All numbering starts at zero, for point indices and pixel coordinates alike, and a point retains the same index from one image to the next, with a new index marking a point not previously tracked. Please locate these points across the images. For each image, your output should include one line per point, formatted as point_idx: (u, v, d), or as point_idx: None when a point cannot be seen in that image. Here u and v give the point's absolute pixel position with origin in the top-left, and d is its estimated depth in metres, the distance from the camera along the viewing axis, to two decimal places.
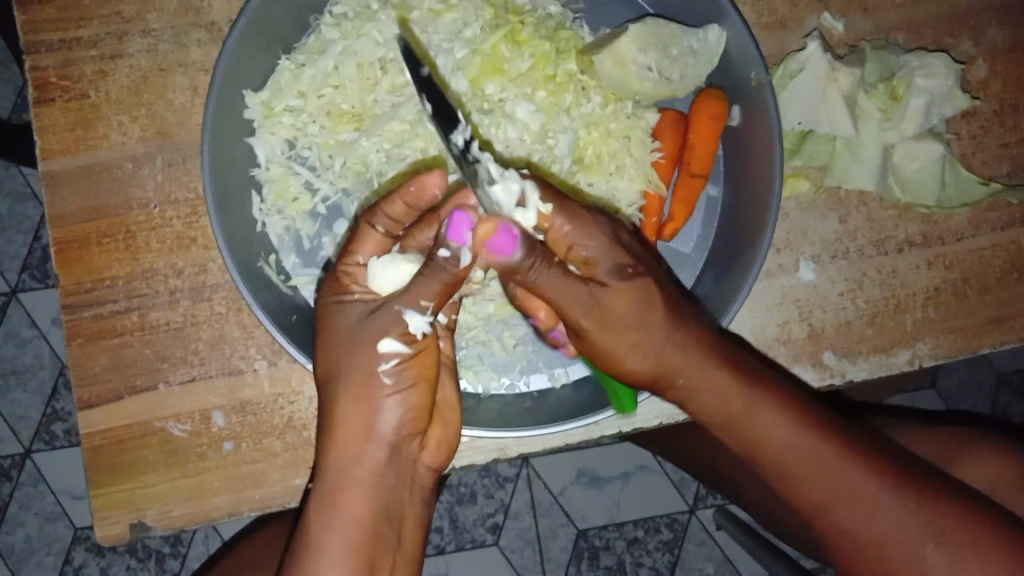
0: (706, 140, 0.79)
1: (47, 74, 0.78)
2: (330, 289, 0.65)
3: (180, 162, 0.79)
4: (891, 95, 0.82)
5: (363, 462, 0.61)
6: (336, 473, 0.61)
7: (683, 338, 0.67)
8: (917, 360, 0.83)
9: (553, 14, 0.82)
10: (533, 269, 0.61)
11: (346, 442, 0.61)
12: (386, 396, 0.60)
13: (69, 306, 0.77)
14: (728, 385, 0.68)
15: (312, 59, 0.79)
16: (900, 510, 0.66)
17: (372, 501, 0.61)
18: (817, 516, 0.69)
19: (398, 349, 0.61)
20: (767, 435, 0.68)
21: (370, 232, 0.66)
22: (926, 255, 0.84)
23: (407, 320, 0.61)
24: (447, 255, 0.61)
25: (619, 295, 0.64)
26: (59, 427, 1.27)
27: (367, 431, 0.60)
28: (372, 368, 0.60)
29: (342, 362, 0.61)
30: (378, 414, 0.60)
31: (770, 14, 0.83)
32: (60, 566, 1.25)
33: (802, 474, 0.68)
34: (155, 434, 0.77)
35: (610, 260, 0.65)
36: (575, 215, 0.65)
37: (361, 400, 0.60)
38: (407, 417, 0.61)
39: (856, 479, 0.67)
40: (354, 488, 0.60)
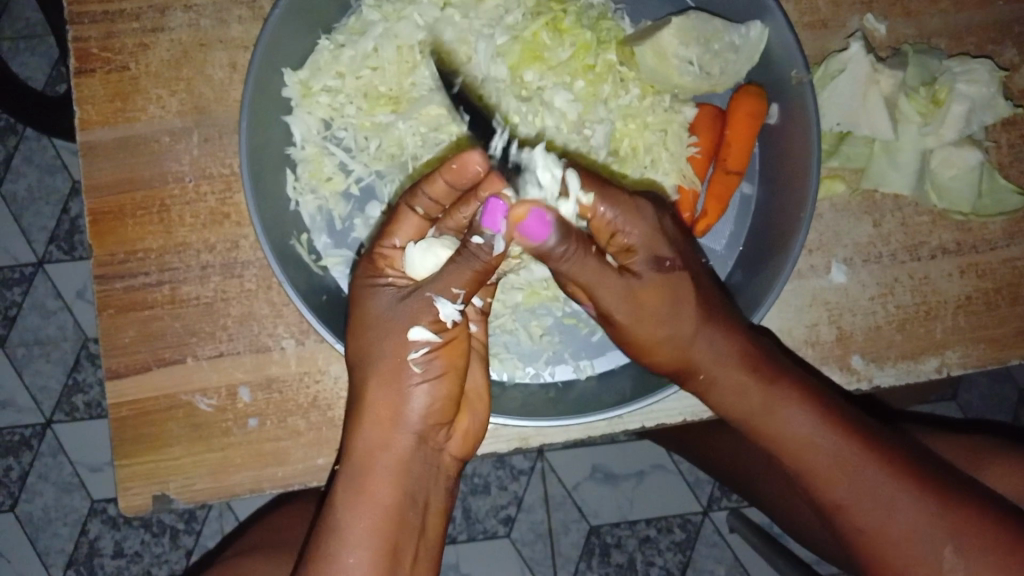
0: (744, 137, 0.79)
1: (89, 46, 0.78)
2: (365, 270, 0.65)
3: (216, 138, 0.79)
4: (932, 100, 0.81)
5: (389, 449, 0.61)
6: (361, 459, 0.61)
7: (709, 331, 0.68)
8: (945, 368, 0.83)
9: (596, 4, 0.81)
10: (564, 257, 0.62)
11: (372, 428, 0.61)
12: (414, 384, 0.60)
13: (101, 277, 0.78)
14: (752, 382, 0.68)
15: (353, 41, 0.79)
16: (926, 513, 0.65)
17: (396, 489, 0.61)
18: (837, 517, 0.68)
19: (428, 338, 0.61)
20: (789, 432, 0.68)
21: (408, 215, 0.65)
22: (959, 262, 0.83)
23: (437, 308, 0.61)
24: (480, 243, 0.61)
25: (650, 288, 0.66)
26: (80, 399, 1.28)
27: (393, 418, 0.61)
28: (401, 355, 0.60)
29: (371, 347, 0.61)
30: (406, 402, 0.61)
31: (813, 13, 0.83)
32: (75, 537, 1.27)
33: (824, 472, 0.67)
34: (180, 408, 0.77)
35: (649, 252, 0.66)
36: (623, 202, 0.65)
37: (388, 387, 0.60)
38: (434, 406, 0.62)
39: (880, 481, 0.66)
40: (379, 475, 0.60)
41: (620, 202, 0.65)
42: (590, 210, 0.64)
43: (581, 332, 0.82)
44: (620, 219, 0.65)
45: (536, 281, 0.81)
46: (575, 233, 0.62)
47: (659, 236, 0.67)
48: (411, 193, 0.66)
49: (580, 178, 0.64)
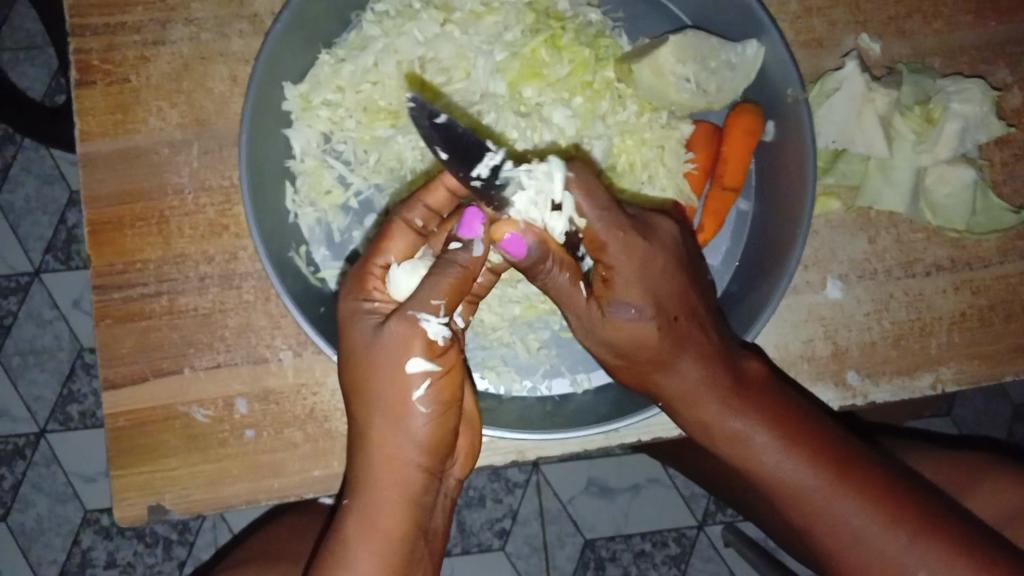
0: (740, 154, 0.80)
1: (91, 58, 0.79)
2: (351, 287, 0.62)
3: (216, 151, 0.80)
4: (927, 119, 0.82)
5: (399, 484, 0.58)
6: (372, 496, 0.58)
7: (681, 365, 0.67)
8: (940, 384, 0.83)
9: (595, 21, 0.82)
10: (545, 268, 0.64)
11: (380, 464, 0.58)
12: (418, 417, 0.58)
13: (99, 288, 0.78)
14: (728, 412, 0.68)
15: (353, 55, 0.80)
16: (900, 542, 0.64)
17: (407, 520, 0.58)
18: (812, 541, 0.68)
19: (427, 369, 0.58)
20: (762, 461, 0.68)
21: (402, 229, 0.64)
22: (953, 279, 0.84)
23: (429, 334, 0.58)
24: (457, 248, 0.61)
25: (622, 327, 0.65)
26: (75, 409, 1.27)
27: (401, 453, 0.58)
28: (402, 388, 0.57)
29: (370, 381, 0.58)
30: (409, 434, 0.58)
31: (809, 32, 0.84)
32: (68, 547, 1.26)
33: (800, 500, 0.66)
34: (177, 418, 0.77)
35: (630, 295, 0.64)
36: (615, 230, 0.64)
37: (391, 420, 0.58)
38: (437, 434, 0.59)
39: (852, 509, 0.65)
40: (389, 509, 0.58)
41: (613, 237, 0.64)
42: (591, 234, 0.64)
43: (578, 346, 0.82)
44: (619, 249, 0.64)
45: (533, 295, 0.81)
46: (557, 253, 0.64)
47: (642, 273, 0.65)
48: (410, 203, 0.66)
49: (589, 197, 0.64)
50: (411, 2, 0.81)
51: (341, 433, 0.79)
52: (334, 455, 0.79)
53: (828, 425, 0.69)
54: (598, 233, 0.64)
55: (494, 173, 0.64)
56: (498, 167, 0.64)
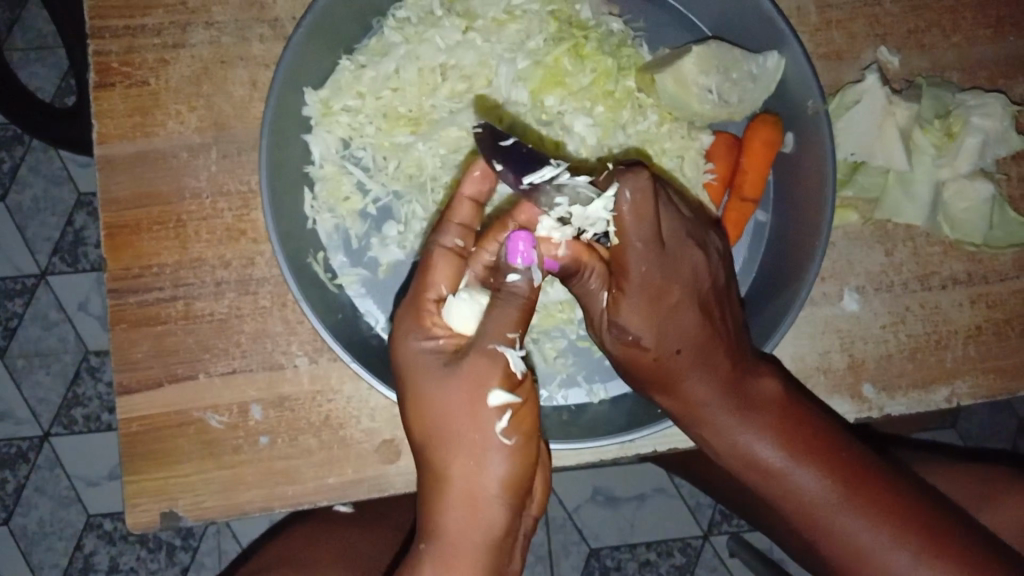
0: (760, 165, 0.79)
1: (110, 60, 0.78)
2: (407, 328, 0.61)
3: (234, 155, 0.79)
4: (946, 133, 0.82)
5: (481, 527, 0.57)
6: (453, 540, 0.56)
7: (689, 383, 0.67)
8: (955, 399, 0.83)
9: (616, 31, 0.82)
10: (581, 275, 0.65)
11: (461, 506, 0.57)
12: (500, 450, 0.57)
13: (115, 291, 0.78)
14: (733, 429, 0.68)
15: (374, 61, 0.80)
16: (904, 558, 0.64)
17: (488, 566, 0.57)
18: (818, 552, 0.69)
19: (508, 401, 0.57)
20: (772, 477, 0.68)
21: (444, 258, 0.63)
22: (969, 293, 0.84)
23: (509, 365, 0.58)
24: (517, 280, 0.59)
25: (623, 345, 0.66)
26: (79, 412, 1.27)
27: (484, 493, 0.57)
28: (483, 422, 0.57)
29: (449, 420, 0.57)
30: (491, 472, 0.57)
31: (828, 44, 0.84)
32: (70, 552, 1.25)
33: (803, 513, 0.67)
34: (192, 424, 0.77)
35: (634, 323, 0.64)
36: (642, 252, 0.63)
37: (472, 459, 0.57)
38: (517, 473, 0.57)
39: (857, 526, 0.65)
40: (472, 552, 0.56)
41: (636, 268, 0.63)
42: (619, 256, 0.64)
43: (595, 355, 0.82)
44: (637, 279, 0.64)
45: (550, 304, 0.82)
46: (591, 265, 0.65)
47: (653, 291, 0.64)
48: (443, 227, 0.64)
49: (634, 221, 0.62)
50: (433, 8, 0.80)
51: (356, 440, 0.78)
52: (349, 462, 0.78)
53: (843, 438, 0.69)
54: (628, 260, 0.63)
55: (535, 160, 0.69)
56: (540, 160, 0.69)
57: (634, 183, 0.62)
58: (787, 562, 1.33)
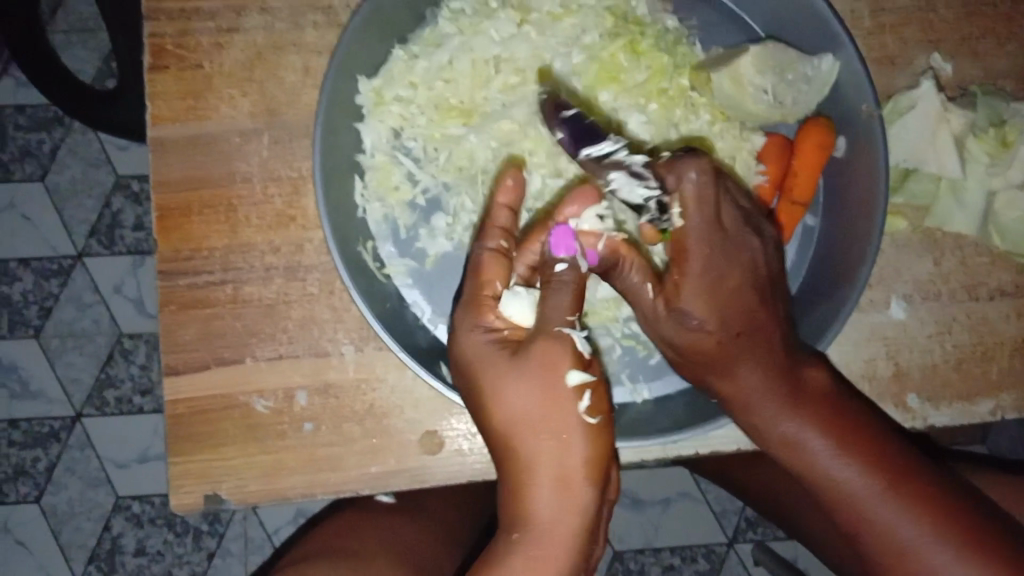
0: (812, 167, 0.79)
1: (165, 43, 0.79)
2: (468, 323, 0.62)
3: (286, 141, 0.80)
4: (1002, 142, 0.81)
5: (572, 507, 0.56)
6: (546, 523, 0.56)
7: (741, 369, 0.64)
8: (999, 411, 0.83)
9: (671, 28, 0.82)
10: (623, 271, 0.67)
11: (552, 489, 0.56)
12: (581, 427, 0.57)
13: (164, 273, 0.78)
14: (785, 417, 0.65)
15: (427, 52, 0.80)
16: (945, 556, 0.63)
17: (582, 545, 0.56)
18: (859, 546, 0.67)
19: (583, 379, 0.57)
20: (820, 469, 0.65)
21: (492, 257, 0.64)
22: (1017, 305, 0.83)
23: (576, 347, 0.58)
24: (564, 269, 0.62)
25: (684, 332, 0.65)
26: (112, 394, 1.27)
27: (571, 472, 0.56)
28: (561, 400, 0.57)
29: (525, 404, 0.57)
30: (577, 453, 0.56)
31: (881, 49, 0.83)
32: (98, 532, 1.26)
33: (847, 506, 0.65)
34: (237, 408, 0.77)
35: (697, 308, 0.63)
36: (705, 239, 0.64)
37: (557, 440, 0.56)
38: (599, 451, 0.57)
39: (901, 520, 0.64)
40: (563, 534, 0.55)
41: (698, 250, 0.63)
42: (681, 238, 0.64)
43: (639, 354, 0.82)
44: (700, 263, 0.64)
45: (596, 301, 0.82)
46: (630, 258, 0.67)
47: (715, 276, 0.64)
48: (484, 233, 0.66)
49: (698, 203, 0.63)
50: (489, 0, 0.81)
51: (399, 430, 0.79)
52: (390, 452, 0.78)
53: (887, 434, 0.67)
54: (690, 241, 0.64)
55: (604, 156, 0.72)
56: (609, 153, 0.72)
57: (698, 164, 0.64)
58: (812, 572, 1.32)
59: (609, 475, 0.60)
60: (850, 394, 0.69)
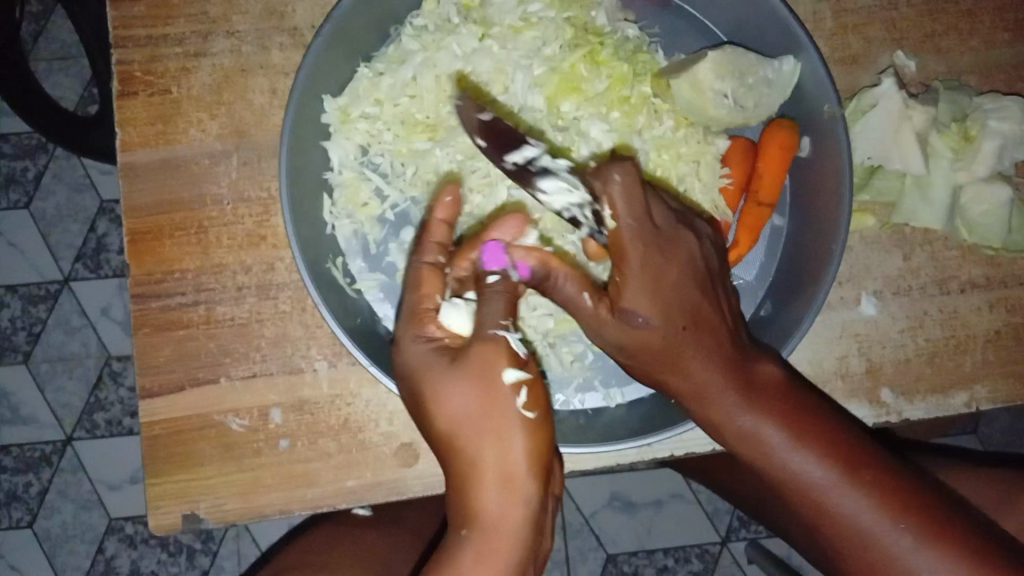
0: (776, 169, 0.80)
1: (133, 70, 0.80)
2: (410, 334, 0.62)
3: (255, 162, 0.80)
4: (964, 136, 0.82)
5: (519, 504, 0.57)
6: (493, 521, 0.56)
7: (693, 364, 0.65)
8: (974, 403, 0.83)
9: (632, 37, 0.83)
10: (557, 282, 0.66)
11: (496, 487, 0.56)
12: (519, 427, 0.57)
13: (138, 296, 0.79)
14: (737, 411, 0.66)
15: (392, 69, 0.80)
16: (905, 541, 0.63)
17: (526, 543, 0.57)
18: (822, 538, 0.67)
19: (520, 377, 0.59)
20: (777, 461, 0.66)
21: (432, 273, 0.65)
22: (988, 297, 0.84)
23: (511, 345, 0.60)
24: (496, 280, 0.65)
25: (631, 332, 0.64)
26: (102, 416, 1.28)
27: (516, 472, 0.57)
28: (498, 399, 0.58)
29: (461, 408, 0.58)
30: (519, 451, 0.57)
31: (844, 49, 0.84)
32: (92, 554, 1.27)
33: (805, 495, 0.66)
34: (213, 427, 0.78)
35: (642, 305, 0.63)
36: (641, 233, 0.64)
37: (499, 440, 0.57)
38: (541, 448, 0.58)
39: (857, 506, 0.64)
40: (511, 532, 0.56)
41: (634, 248, 0.63)
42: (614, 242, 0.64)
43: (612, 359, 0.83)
44: (638, 258, 0.63)
45: None
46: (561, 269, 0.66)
47: (653, 275, 0.63)
48: (420, 249, 0.67)
49: (625, 199, 0.64)
50: (451, 16, 0.81)
51: (374, 443, 0.79)
52: (367, 465, 0.79)
53: (841, 425, 0.68)
54: (624, 240, 0.63)
55: (530, 163, 0.75)
56: (533, 158, 0.75)
57: (620, 168, 0.65)
58: (805, 569, 1.32)
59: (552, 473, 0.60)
60: (807, 389, 0.70)
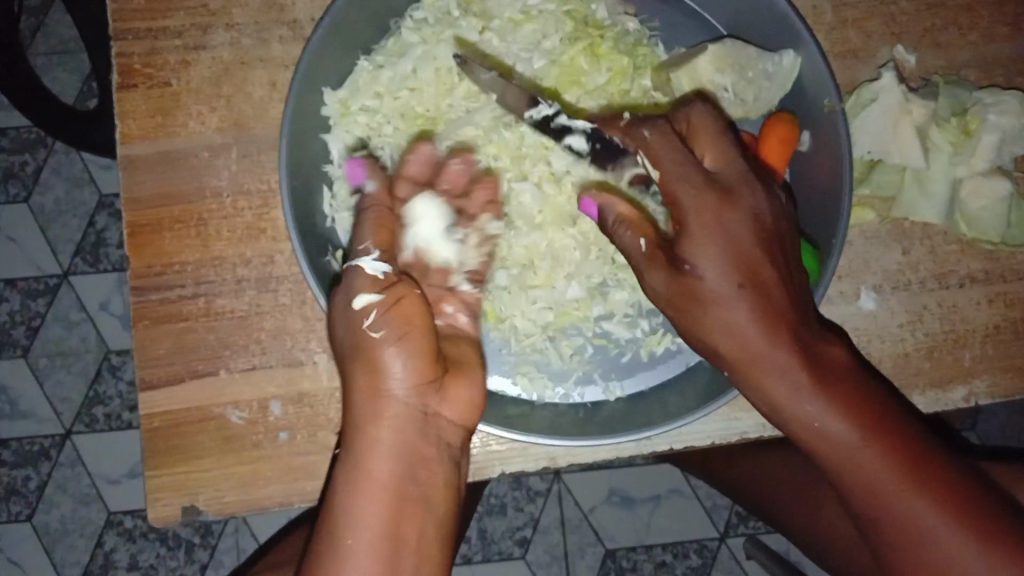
0: (775, 162, 0.77)
1: (132, 62, 0.80)
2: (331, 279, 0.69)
3: (255, 155, 0.80)
4: (963, 130, 0.82)
5: (383, 422, 0.61)
6: (360, 441, 0.61)
7: (754, 329, 0.64)
8: (973, 397, 0.83)
9: (632, 30, 0.83)
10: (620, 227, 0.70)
11: (363, 407, 0.61)
12: (381, 345, 0.62)
13: (137, 288, 0.79)
14: (803, 392, 0.64)
15: (392, 62, 0.81)
16: (969, 547, 0.61)
17: (394, 463, 0.60)
18: (873, 535, 0.64)
19: (369, 301, 0.63)
20: (840, 449, 0.64)
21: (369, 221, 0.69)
22: (987, 292, 0.84)
23: (367, 270, 0.65)
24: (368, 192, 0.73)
25: (693, 285, 0.65)
26: (101, 411, 1.28)
27: (380, 392, 0.61)
28: (359, 321, 0.63)
29: (342, 332, 0.64)
30: (387, 371, 0.61)
31: (844, 44, 0.84)
32: (91, 549, 1.27)
33: (864, 486, 0.63)
34: (213, 420, 0.78)
35: (705, 254, 0.64)
36: (693, 178, 0.65)
37: (365, 360, 0.62)
38: (404, 368, 0.61)
39: (919, 507, 0.62)
40: (377, 451, 0.60)
41: (692, 196, 0.64)
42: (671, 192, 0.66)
43: (612, 353, 0.83)
44: (693, 206, 0.64)
45: (567, 302, 0.83)
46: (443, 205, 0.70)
47: (721, 227, 0.64)
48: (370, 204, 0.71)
49: (669, 149, 0.67)
50: (450, 9, 0.82)
51: None
52: None
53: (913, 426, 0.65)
54: (675, 186, 0.65)
55: (548, 120, 0.79)
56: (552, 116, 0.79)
57: (651, 122, 0.69)
58: (804, 564, 1.32)
59: (434, 398, 0.63)
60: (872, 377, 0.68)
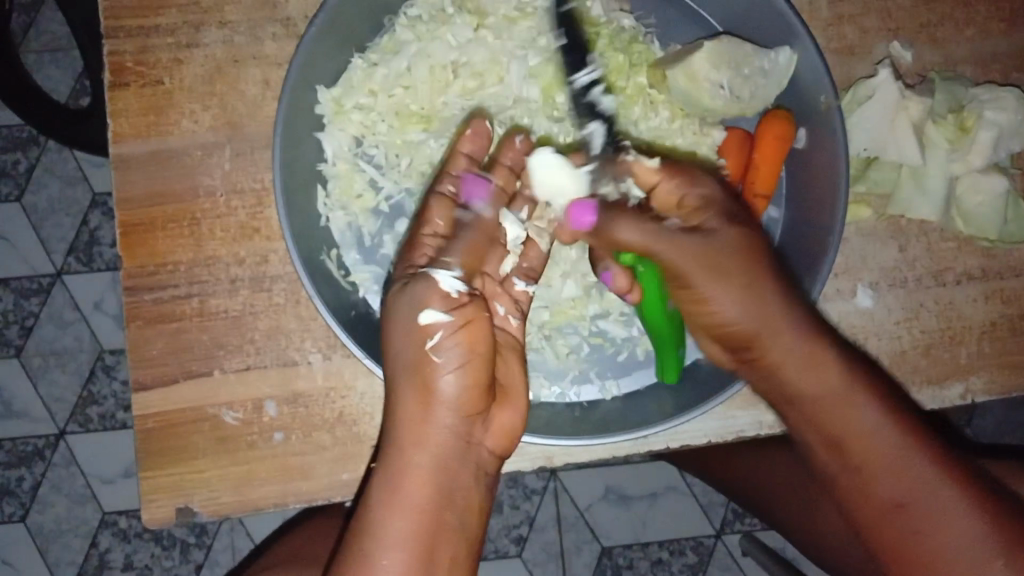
0: (772, 159, 0.79)
1: (124, 60, 0.79)
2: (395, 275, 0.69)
3: (248, 153, 0.80)
4: (960, 127, 0.82)
5: (429, 447, 0.62)
6: (402, 461, 0.62)
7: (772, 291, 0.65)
8: (969, 394, 0.83)
9: (627, 27, 0.82)
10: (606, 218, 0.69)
11: (413, 427, 0.62)
12: (442, 371, 0.62)
13: (130, 288, 0.78)
14: (812, 364, 0.65)
15: (386, 59, 0.80)
16: (978, 526, 0.63)
17: (434, 486, 0.62)
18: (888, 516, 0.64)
19: (440, 320, 0.62)
20: (853, 422, 0.65)
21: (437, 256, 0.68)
22: (984, 289, 0.84)
23: (443, 288, 0.64)
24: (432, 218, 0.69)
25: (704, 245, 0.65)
26: (95, 410, 1.27)
27: (433, 414, 0.62)
28: (423, 341, 0.62)
29: (398, 346, 0.63)
30: (444, 394, 0.62)
31: (840, 40, 0.84)
32: (86, 549, 1.26)
33: (877, 460, 0.64)
34: (207, 420, 0.77)
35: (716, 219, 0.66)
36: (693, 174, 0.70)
37: (422, 383, 0.62)
38: (463, 394, 0.62)
39: (929, 483, 0.64)
40: (420, 475, 0.61)
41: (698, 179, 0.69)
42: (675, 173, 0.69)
43: (607, 352, 0.83)
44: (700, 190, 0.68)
45: (562, 301, 0.83)
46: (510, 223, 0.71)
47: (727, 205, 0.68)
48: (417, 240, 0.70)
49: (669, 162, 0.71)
50: (445, 6, 0.81)
51: (370, 437, 0.79)
52: (362, 458, 0.79)
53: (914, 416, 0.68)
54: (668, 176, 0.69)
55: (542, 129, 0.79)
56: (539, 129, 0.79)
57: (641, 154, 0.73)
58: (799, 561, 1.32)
59: (479, 424, 0.64)
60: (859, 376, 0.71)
